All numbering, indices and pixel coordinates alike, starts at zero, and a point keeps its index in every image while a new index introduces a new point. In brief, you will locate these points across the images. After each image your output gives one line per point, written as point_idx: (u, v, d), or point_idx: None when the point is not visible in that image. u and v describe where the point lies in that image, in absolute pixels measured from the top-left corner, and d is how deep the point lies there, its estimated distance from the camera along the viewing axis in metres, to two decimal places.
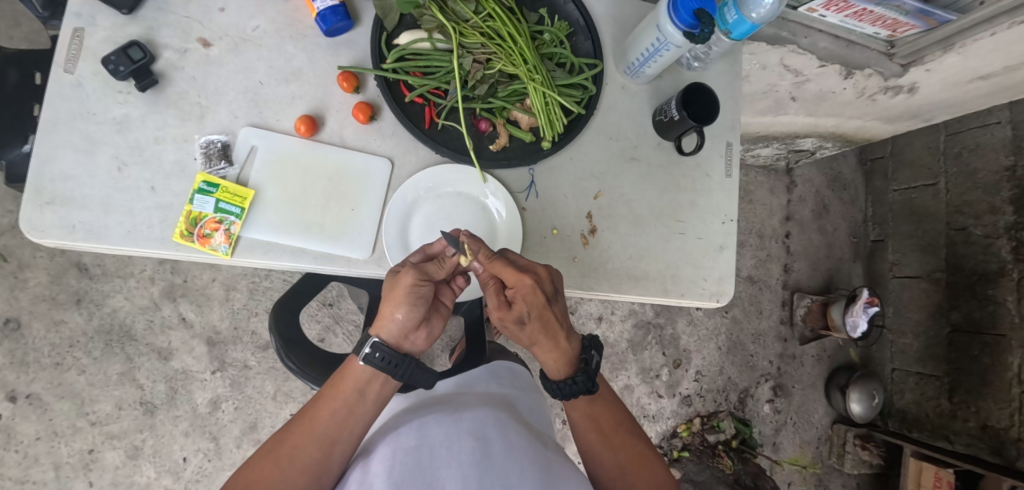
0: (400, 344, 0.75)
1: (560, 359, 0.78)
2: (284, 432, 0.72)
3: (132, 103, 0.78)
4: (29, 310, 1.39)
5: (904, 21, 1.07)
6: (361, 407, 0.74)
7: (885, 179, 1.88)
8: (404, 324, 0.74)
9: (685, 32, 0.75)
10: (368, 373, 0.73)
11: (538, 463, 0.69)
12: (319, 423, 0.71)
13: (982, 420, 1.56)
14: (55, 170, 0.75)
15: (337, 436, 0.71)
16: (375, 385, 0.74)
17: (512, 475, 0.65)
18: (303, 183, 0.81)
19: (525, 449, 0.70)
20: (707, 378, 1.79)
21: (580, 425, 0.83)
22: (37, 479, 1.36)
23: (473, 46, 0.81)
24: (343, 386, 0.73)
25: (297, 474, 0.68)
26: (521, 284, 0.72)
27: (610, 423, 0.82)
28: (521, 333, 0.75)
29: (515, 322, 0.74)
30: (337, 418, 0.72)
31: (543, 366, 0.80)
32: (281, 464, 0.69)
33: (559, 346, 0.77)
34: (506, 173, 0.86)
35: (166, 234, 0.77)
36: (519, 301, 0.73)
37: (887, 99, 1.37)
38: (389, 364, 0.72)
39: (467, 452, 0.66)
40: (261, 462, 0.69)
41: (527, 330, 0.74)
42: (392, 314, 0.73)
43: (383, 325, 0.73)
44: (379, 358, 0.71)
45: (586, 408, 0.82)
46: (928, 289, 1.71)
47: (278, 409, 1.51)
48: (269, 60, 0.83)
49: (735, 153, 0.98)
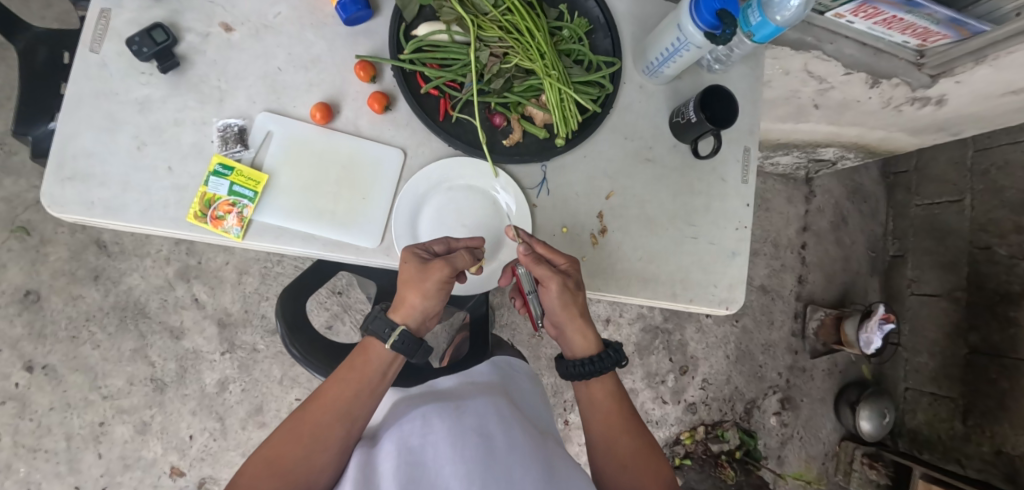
0: (420, 330, 0.75)
1: (587, 341, 0.80)
2: (301, 410, 0.70)
3: (155, 84, 0.80)
4: (49, 284, 1.42)
5: (935, 30, 1.04)
6: (381, 388, 0.74)
7: (908, 193, 1.83)
8: (425, 312, 0.74)
9: (706, 32, 0.74)
10: (389, 354, 0.74)
11: (539, 462, 0.69)
12: (340, 401, 0.70)
13: (997, 446, 1.52)
14: (78, 147, 0.76)
15: (358, 414, 0.71)
16: (393, 368, 0.75)
17: (515, 473, 0.65)
18: (317, 169, 0.81)
19: (527, 447, 0.70)
20: (714, 387, 1.77)
21: (602, 406, 0.81)
22: (49, 448, 1.39)
23: (491, 39, 0.81)
24: (366, 365, 0.73)
25: (319, 450, 0.66)
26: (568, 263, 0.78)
27: (629, 408, 0.82)
28: (569, 305, 0.77)
29: (574, 288, 0.77)
30: (359, 395, 0.71)
31: (580, 344, 0.80)
32: (302, 442, 0.66)
33: (592, 325, 0.81)
34: (518, 169, 0.86)
35: (180, 214, 0.78)
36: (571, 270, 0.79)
37: (914, 110, 1.34)
38: (408, 347, 0.73)
39: (470, 449, 0.65)
40: (279, 441, 0.67)
41: (581, 297, 0.78)
42: (419, 301, 0.73)
43: (408, 312, 0.73)
44: (399, 343, 0.72)
45: (612, 387, 0.82)
46: (948, 308, 1.67)
47: (283, 394, 1.53)
48: (288, 46, 0.84)
49: (752, 159, 0.96)
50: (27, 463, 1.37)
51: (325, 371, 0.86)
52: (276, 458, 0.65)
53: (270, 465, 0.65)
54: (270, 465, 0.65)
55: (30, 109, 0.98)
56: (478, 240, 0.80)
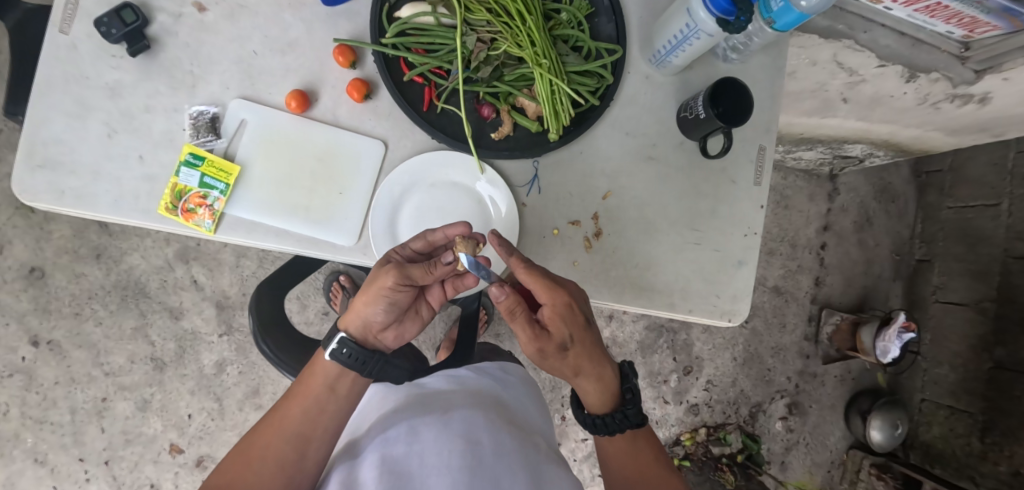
0: (365, 341, 0.73)
1: (604, 391, 0.72)
2: (254, 434, 0.70)
3: (125, 69, 0.75)
4: (53, 261, 1.40)
5: (984, 20, 0.93)
6: (333, 404, 0.72)
7: (940, 194, 1.71)
8: (370, 321, 0.72)
9: (718, 19, 0.66)
10: (336, 368, 0.72)
11: (525, 468, 0.67)
12: (291, 422, 0.69)
13: (1015, 466, 1.44)
14: (48, 133, 0.72)
15: (310, 434, 0.69)
16: (345, 382, 0.73)
17: (502, 481, 0.63)
18: (292, 161, 0.76)
19: (514, 452, 0.68)
20: (718, 389, 1.71)
21: (616, 459, 0.78)
22: (55, 420, 1.40)
23: (479, 23, 0.75)
24: (311, 382, 0.72)
25: (271, 474, 0.66)
26: (556, 300, 0.66)
27: (651, 464, 0.77)
28: (563, 364, 0.69)
29: (558, 347, 0.67)
30: (309, 415, 0.70)
31: (583, 396, 0.73)
32: (252, 467, 0.66)
33: (602, 370, 0.71)
34: (508, 164, 0.80)
35: (151, 207, 0.73)
36: (555, 324, 0.66)
37: (954, 108, 1.22)
38: (356, 361, 0.71)
39: (456, 456, 0.63)
40: (230, 469, 0.66)
41: (570, 355, 0.68)
42: (362, 309, 0.71)
43: (351, 319, 0.72)
44: (346, 355, 0.70)
45: (631, 444, 0.77)
46: (974, 319, 1.57)
47: (280, 377, 1.50)
48: (264, 29, 0.78)
49: (767, 159, 0.88)
50: (34, 434, 1.38)
51: (294, 369, 0.87)
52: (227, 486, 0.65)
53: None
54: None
55: (22, 84, 0.85)
56: (462, 226, 0.73)
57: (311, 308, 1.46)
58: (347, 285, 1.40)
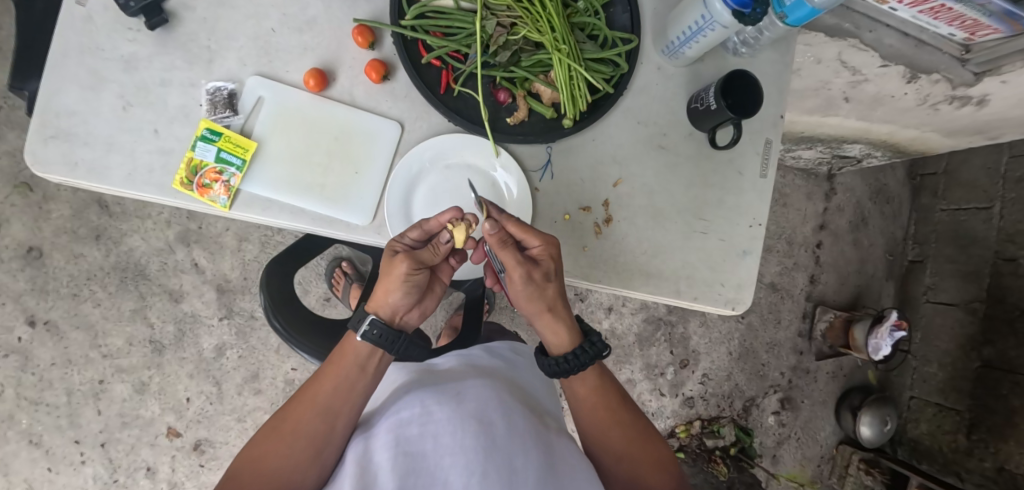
0: (394, 322, 0.74)
1: (569, 330, 0.74)
2: (285, 409, 0.71)
3: (141, 42, 0.75)
4: (51, 241, 1.39)
5: (985, 23, 0.95)
6: (362, 383, 0.72)
7: (933, 196, 1.75)
8: (399, 307, 0.73)
9: (734, 11, 0.68)
10: (367, 348, 0.72)
11: (539, 450, 0.68)
12: (322, 396, 0.70)
13: (1000, 462, 1.48)
14: (61, 104, 0.72)
15: (340, 409, 0.70)
16: (374, 361, 0.73)
17: (516, 461, 0.64)
18: (308, 139, 0.77)
19: (530, 435, 0.69)
20: (713, 382, 1.73)
21: (585, 402, 0.78)
22: (51, 402, 1.39)
23: (499, 8, 0.76)
24: (343, 360, 0.72)
25: (302, 449, 0.66)
26: (546, 241, 0.71)
27: (624, 402, 0.79)
28: (542, 295, 0.71)
29: (541, 279, 0.70)
30: (338, 392, 0.70)
31: (550, 338, 0.74)
32: (285, 441, 0.67)
33: (569, 312, 0.74)
34: (522, 149, 0.82)
35: (165, 181, 0.74)
36: (544, 259, 0.71)
37: (952, 110, 1.25)
38: (385, 340, 0.71)
39: (469, 438, 0.64)
40: (264, 442, 0.68)
41: (550, 289, 0.71)
42: (392, 299, 0.71)
43: (379, 305, 0.72)
44: (376, 335, 0.70)
45: (603, 386, 0.78)
46: (962, 318, 1.61)
47: (280, 361, 1.50)
48: (283, 7, 0.79)
49: (773, 152, 0.90)
50: (30, 415, 1.38)
51: (303, 345, 0.90)
52: (262, 459, 0.66)
53: (253, 465, 0.66)
54: (257, 465, 0.66)
55: (30, 59, 0.85)
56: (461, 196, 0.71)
57: (313, 293, 1.47)
58: (349, 272, 1.39)
